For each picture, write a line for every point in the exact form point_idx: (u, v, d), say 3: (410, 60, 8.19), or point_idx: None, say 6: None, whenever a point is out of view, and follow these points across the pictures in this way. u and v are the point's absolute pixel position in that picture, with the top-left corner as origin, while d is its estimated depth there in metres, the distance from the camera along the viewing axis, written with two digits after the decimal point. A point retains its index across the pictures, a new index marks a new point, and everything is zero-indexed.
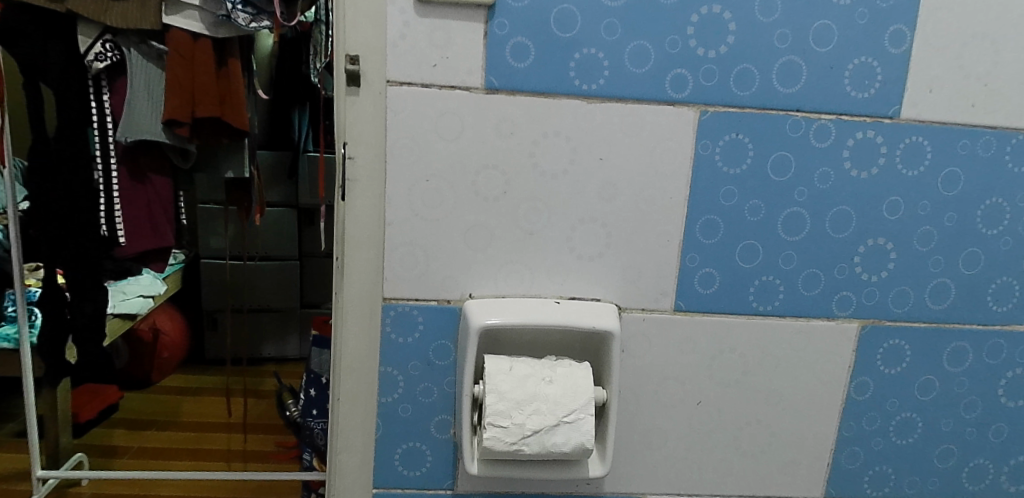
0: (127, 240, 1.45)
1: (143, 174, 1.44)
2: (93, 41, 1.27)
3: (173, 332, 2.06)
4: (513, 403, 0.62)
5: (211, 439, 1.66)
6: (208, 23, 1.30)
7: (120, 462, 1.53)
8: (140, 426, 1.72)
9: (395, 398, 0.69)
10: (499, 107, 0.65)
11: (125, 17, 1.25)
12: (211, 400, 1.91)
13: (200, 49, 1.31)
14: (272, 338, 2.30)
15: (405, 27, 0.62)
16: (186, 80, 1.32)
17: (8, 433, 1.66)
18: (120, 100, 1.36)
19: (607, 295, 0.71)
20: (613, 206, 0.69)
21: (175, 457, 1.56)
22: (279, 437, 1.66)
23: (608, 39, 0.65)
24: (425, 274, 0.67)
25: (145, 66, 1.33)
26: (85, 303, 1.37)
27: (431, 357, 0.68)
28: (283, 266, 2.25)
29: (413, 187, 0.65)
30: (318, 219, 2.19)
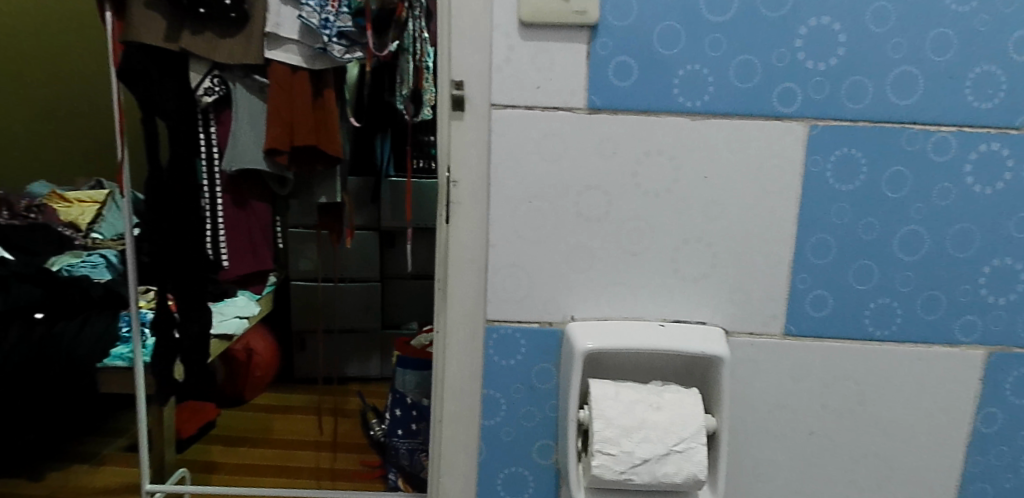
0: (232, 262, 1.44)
1: (244, 200, 1.42)
2: (202, 77, 1.23)
3: (262, 351, 1.90)
4: (621, 430, 0.60)
5: (300, 457, 1.55)
6: (305, 56, 1.24)
7: (219, 478, 1.44)
8: (236, 442, 1.63)
9: (497, 422, 0.68)
10: (603, 126, 0.64)
11: (233, 58, 1.19)
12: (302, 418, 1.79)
13: (296, 84, 1.25)
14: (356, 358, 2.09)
15: (509, 51, 0.63)
16: (286, 109, 1.27)
17: (118, 448, 1.48)
18: (225, 131, 1.34)
19: (713, 318, 0.68)
20: (718, 225, 0.66)
21: (265, 474, 1.46)
22: (364, 455, 1.52)
23: (712, 54, 0.64)
24: (526, 297, 0.66)
25: (250, 100, 1.29)
26: (192, 323, 1.25)
27: (532, 380, 0.67)
28: (364, 288, 2.04)
29: (516, 209, 0.65)
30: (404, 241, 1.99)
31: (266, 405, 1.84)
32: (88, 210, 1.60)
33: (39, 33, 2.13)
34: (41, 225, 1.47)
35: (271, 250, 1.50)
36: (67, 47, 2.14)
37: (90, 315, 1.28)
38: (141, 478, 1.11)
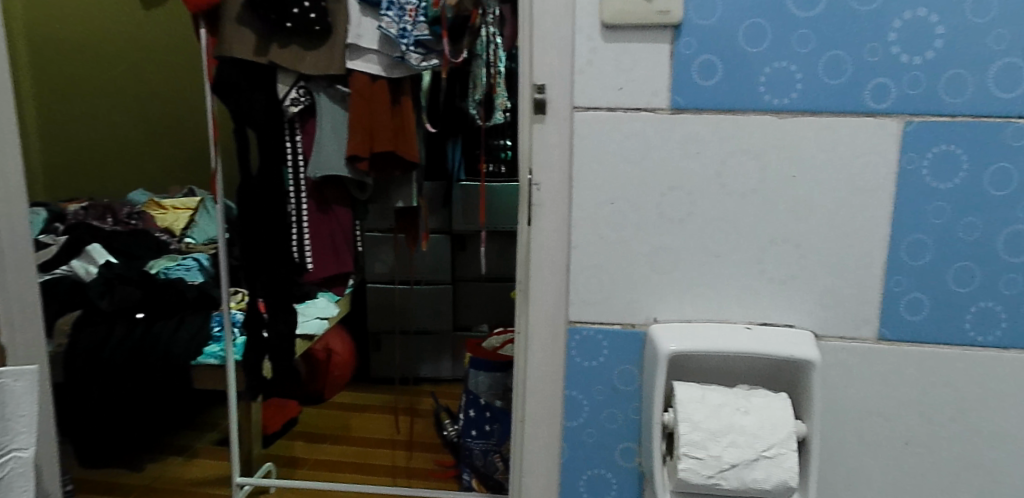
0: (313, 265, 1.22)
1: (326, 205, 1.21)
2: (288, 88, 1.12)
3: (342, 352, 1.78)
4: (708, 433, 0.60)
5: (378, 455, 1.55)
6: (385, 64, 1.10)
7: (302, 473, 1.45)
8: (317, 439, 1.62)
9: (579, 424, 0.68)
10: (686, 126, 0.64)
11: (318, 66, 1.08)
12: (379, 416, 1.77)
13: (379, 93, 1.11)
14: (428, 357, 1.93)
15: (592, 53, 0.63)
16: (366, 116, 1.11)
17: (209, 442, 1.56)
18: (311, 140, 1.17)
19: (801, 322, 0.66)
20: (806, 226, 0.65)
21: (343, 470, 1.47)
22: (438, 455, 1.54)
23: (800, 51, 0.62)
24: (608, 299, 0.66)
25: (333, 109, 1.14)
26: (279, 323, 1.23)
27: (615, 382, 0.67)
28: (437, 290, 1.88)
29: (598, 210, 0.65)
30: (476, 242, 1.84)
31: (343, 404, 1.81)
32: (182, 216, 1.68)
33: (153, 48, 2.26)
34: (141, 231, 1.58)
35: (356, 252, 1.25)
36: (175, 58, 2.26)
37: (185, 315, 1.36)
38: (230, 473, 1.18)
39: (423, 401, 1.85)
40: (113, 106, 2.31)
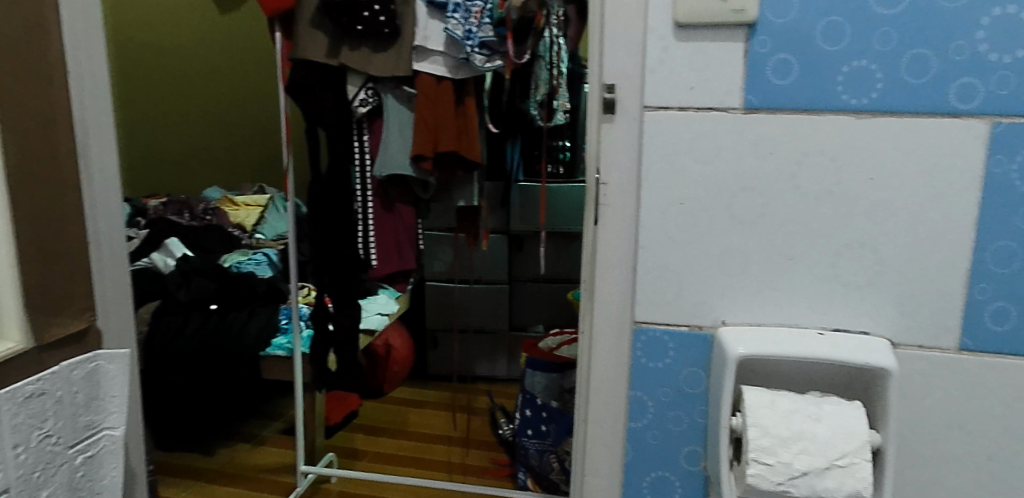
0: (377, 262, 1.22)
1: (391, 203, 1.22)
2: (357, 89, 1.15)
3: (399, 348, 1.80)
4: (779, 439, 0.58)
5: (434, 450, 1.58)
6: (450, 66, 1.12)
7: (362, 464, 1.50)
8: (376, 432, 1.66)
9: (644, 425, 0.68)
10: (759, 127, 0.63)
11: (386, 68, 1.11)
12: (436, 412, 1.79)
13: (444, 94, 1.13)
14: (483, 356, 1.92)
15: (663, 53, 0.63)
16: (431, 118, 1.14)
17: (275, 431, 1.61)
18: (378, 140, 1.19)
19: (877, 329, 0.64)
20: (884, 230, 0.62)
21: (401, 463, 1.51)
22: (494, 453, 1.55)
23: (880, 49, 0.60)
24: (676, 300, 0.66)
25: (399, 109, 1.16)
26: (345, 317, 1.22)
27: (681, 384, 0.67)
28: (494, 290, 1.86)
29: (667, 211, 0.65)
30: (535, 242, 1.82)
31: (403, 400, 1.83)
32: (252, 214, 1.77)
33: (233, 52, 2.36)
34: (216, 227, 1.65)
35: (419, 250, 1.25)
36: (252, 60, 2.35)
37: (255, 307, 1.41)
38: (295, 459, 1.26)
39: (479, 399, 1.85)
40: (197, 111, 2.41)
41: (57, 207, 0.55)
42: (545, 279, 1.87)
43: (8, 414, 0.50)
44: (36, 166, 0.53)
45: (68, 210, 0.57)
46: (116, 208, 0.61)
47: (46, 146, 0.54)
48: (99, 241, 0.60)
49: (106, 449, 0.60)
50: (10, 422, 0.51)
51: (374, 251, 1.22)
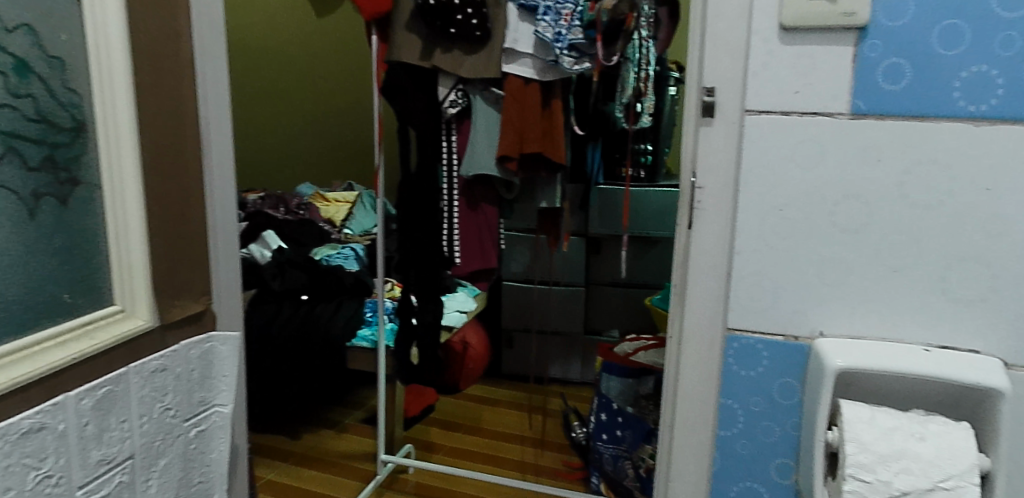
0: (460, 260, 1.25)
1: (475, 202, 1.24)
2: (448, 91, 1.18)
3: (476, 345, 1.63)
4: (878, 457, 0.56)
5: (507, 448, 1.59)
6: (538, 68, 1.13)
7: (437, 457, 1.54)
8: (451, 427, 1.70)
9: (733, 433, 0.67)
10: (866, 133, 0.59)
11: (476, 71, 1.13)
12: (509, 411, 1.81)
13: (531, 96, 1.14)
14: (557, 358, 1.92)
15: (767, 56, 0.61)
16: (518, 119, 1.15)
17: (355, 419, 1.67)
18: (465, 141, 1.22)
19: (990, 350, 0.59)
20: (1003, 244, 0.58)
21: (474, 459, 1.53)
22: (567, 456, 1.56)
23: (1004, 54, 0.56)
24: (771, 308, 0.64)
25: (488, 112, 1.18)
26: (428, 311, 1.27)
27: (774, 395, 0.65)
28: (571, 292, 1.85)
29: (765, 217, 0.63)
30: (613, 246, 1.81)
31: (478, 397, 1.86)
32: (342, 208, 1.84)
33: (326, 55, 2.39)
34: (308, 221, 1.73)
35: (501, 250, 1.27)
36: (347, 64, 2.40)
37: (343, 299, 1.47)
38: (377, 446, 1.32)
39: (553, 402, 1.85)
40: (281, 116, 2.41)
41: (183, 199, 0.59)
42: (623, 284, 1.85)
43: (137, 385, 0.55)
44: (167, 159, 0.57)
45: (193, 202, 0.60)
46: (232, 201, 0.65)
47: (176, 141, 0.58)
48: (217, 229, 0.63)
49: (217, 424, 0.64)
50: (138, 394, 0.55)
51: (458, 248, 1.25)
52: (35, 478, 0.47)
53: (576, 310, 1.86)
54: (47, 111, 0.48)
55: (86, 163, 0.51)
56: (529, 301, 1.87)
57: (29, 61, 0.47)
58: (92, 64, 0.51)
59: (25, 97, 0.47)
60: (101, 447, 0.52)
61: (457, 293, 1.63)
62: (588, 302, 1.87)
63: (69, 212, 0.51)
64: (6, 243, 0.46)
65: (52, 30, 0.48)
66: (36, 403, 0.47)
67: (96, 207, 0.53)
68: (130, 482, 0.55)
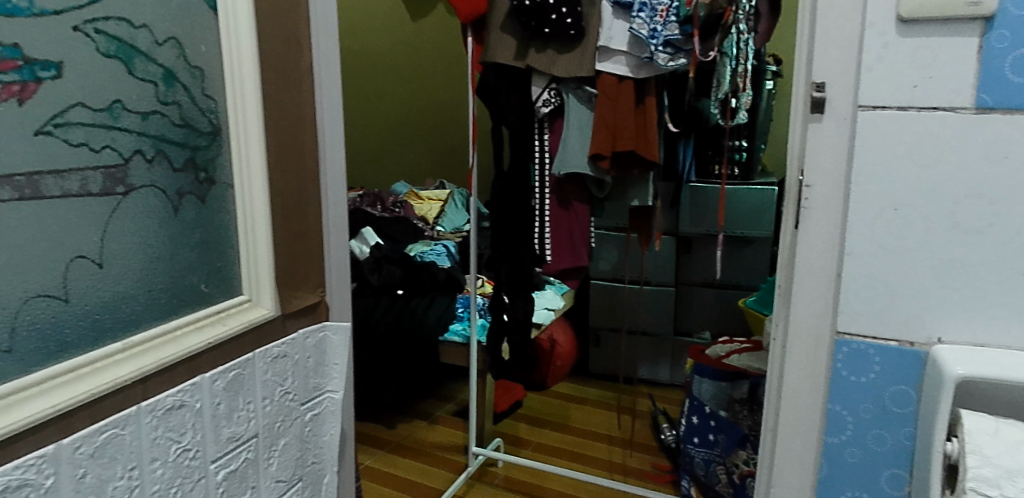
0: (551, 257, 1.26)
1: (567, 201, 1.24)
2: (540, 90, 1.18)
3: (563, 343, 1.63)
4: (1005, 471, 0.50)
5: (594, 447, 1.59)
6: (632, 65, 1.12)
7: (526, 453, 1.56)
8: (539, 423, 1.71)
9: (840, 441, 0.64)
10: (994, 128, 0.54)
11: (570, 70, 1.13)
12: (596, 410, 1.80)
13: (625, 93, 1.13)
14: (645, 359, 1.89)
15: (882, 50, 0.56)
16: (611, 118, 1.15)
17: (447, 412, 1.71)
18: (558, 139, 1.22)
19: None
20: None
21: (562, 456, 1.54)
22: (656, 458, 1.53)
23: None
24: (884, 313, 0.60)
25: (580, 111, 1.18)
26: (519, 308, 1.28)
27: (885, 403, 0.61)
28: (661, 292, 1.81)
29: (879, 216, 0.58)
30: (705, 246, 1.77)
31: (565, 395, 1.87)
32: (434, 207, 1.90)
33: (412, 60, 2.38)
34: (403, 218, 1.80)
35: (592, 247, 1.26)
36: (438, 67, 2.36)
37: (436, 294, 1.52)
38: (469, 439, 1.36)
39: (641, 403, 1.82)
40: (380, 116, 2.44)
41: (301, 198, 0.63)
42: (715, 285, 1.80)
43: (261, 370, 0.59)
44: (288, 160, 0.61)
45: (310, 200, 0.65)
46: (342, 200, 0.69)
47: (296, 142, 0.62)
48: (330, 227, 0.67)
49: (328, 409, 0.68)
50: (261, 378, 0.59)
51: (549, 246, 1.25)
52: (176, 450, 0.51)
53: (666, 311, 1.83)
54: (189, 116, 0.53)
55: (221, 164, 0.56)
56: (617, 301, 1.85)
57: (176, 71, 0.51)
58: (226, 73, 0.55)
59: (173, 104, 0.51)
60: (231, 425, 0.56)
61: (546, 291, 1.64)
62: (678, 303, 1.83)
63: (206, 209, 0.55)
64: (156, 237, 0.51)
65: (194, 42, 0.53)
66: (178, 382, 0.52)
67: (228, 205, 0.57)
68: (255, 459, 0.59)
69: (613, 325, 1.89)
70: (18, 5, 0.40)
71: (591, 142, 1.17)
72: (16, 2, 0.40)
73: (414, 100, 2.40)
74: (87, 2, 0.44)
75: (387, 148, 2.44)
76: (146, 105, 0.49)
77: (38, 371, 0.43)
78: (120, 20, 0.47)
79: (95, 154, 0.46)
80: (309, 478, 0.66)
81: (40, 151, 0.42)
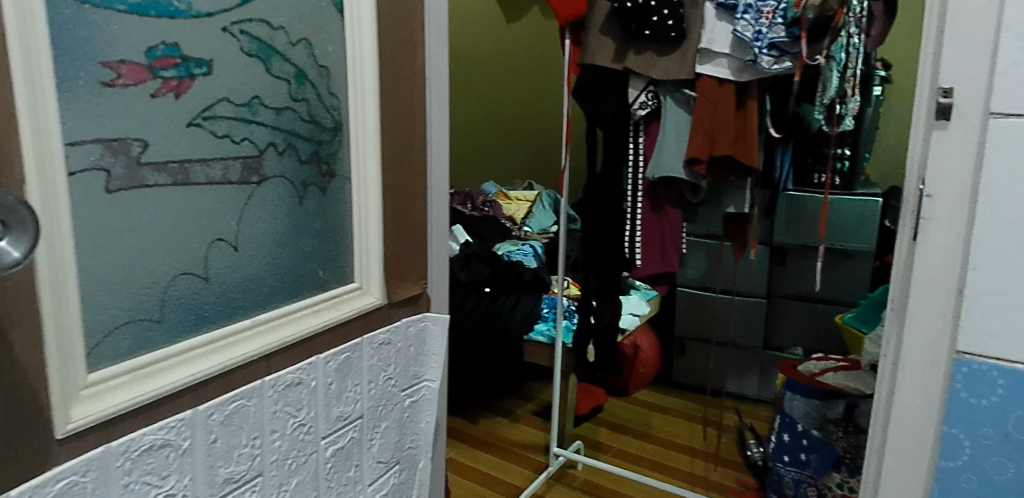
0: (641, 262, 1.25)
1: (660, 205, 1.23)
2: (637, 92, 1.17)
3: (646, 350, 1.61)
4: None
5: (676, 458, 1.56)
6: (734, 68, 1.10)
7: (606, 457, 1.55)
8: (620, 429, 1.70)
9: (956, 466, 0.59)
10: None
11: (669, 71, 1.12)
12: (678, 420, 1.77)
13: (725, 96, 1.11)
14: (732, 371, 1.83)
15: (1021, 54, 0.52)
16: (709, 122, 1.13)
17: (528, 411, 1.73)
18: (653, 143, 1.20)
19: None
20: None
21: (642, 465, 1.52)
22: (741, 474, 1.48)
23: None
24: (1010, 333, 0.55)
25: (678, 114, 1.16)
26: (606, 312, 1.27)
27: (1009, 429, 0.57)
28: (751, 304, 1.75)
29: (1008, 230, 0.54)
30: (800, 258, 1.70)
31: (646, 403, 1.85)
32: (523, 207, 1.91)
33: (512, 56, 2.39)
34: (492, 217, 1.83)
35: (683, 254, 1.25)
36: (538, 65, 2.36)
37: (522, 294, 1.54)
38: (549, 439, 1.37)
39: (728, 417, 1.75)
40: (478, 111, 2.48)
41: (409, 192, 0.66)
42: (808, 299, 1.73)
43: (368, 355, 0.62)
44: (398, 157, 0.64)
45: (417, 195, 0.67)
46: (446, 195, 0.71)
47: (407, 139, 0.65)
48: (432, 221, 0.70)
49: (426, 397, 0.71)
50: (368, 362, 0.62)
51: (639, 249, 1.24)
52: (292, 424, 0.55)
53: (756, 323, 1.77)
54: (315, 113, 0.56)
55: (340, 158, 0.59)
56: (704, 311, 1.81)
57: (306, 71, 0.55)
58: (349, 72, 0.58)
59: (302, 101, 0.55)
60: (340, 405, 0.59)
61: (631, 296, 1.62)
62: (768, 316, 1.77)
63: (327, 200, 0.58)
64: (283, 224, 0.55)
65: (323, 42, 0.56)
66: (295, 361, 0.55)
67: (345, 197, 0.60)
68: (359, 439, 0.62)
69: (699, 334, 1.84)
70: (178, 7, 0.44)
71: (687, 146, 1.15)
72: (177, 5, 0.44)
73: (511, 97, 2.42)
74: (237, 4, 0.48)
75: (482, 143, 2.49)
76: (280, 101, 0.53)
77: (181, 342, 0.47)
78: (261, 21, 0.50)
79: (236, 145, 0.50)
80: (405, 462, 0.69)
81: (190, 141, 0.46)
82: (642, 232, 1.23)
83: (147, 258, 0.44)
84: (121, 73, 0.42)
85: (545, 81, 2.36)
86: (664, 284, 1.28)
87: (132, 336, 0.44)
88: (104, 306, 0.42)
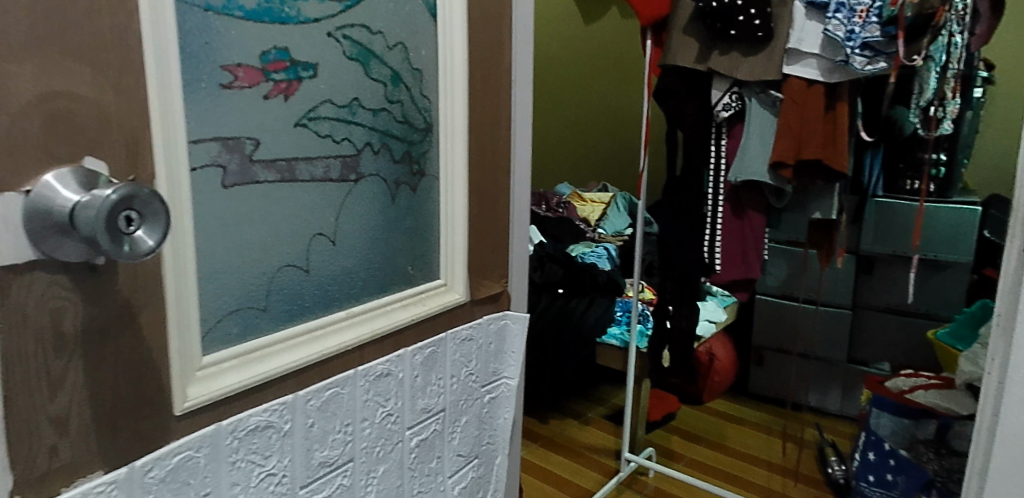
0: (720, 267, 1.22)
1: (742, 210, 1.20)
2: (721, 94, 1.14)
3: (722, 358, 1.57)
4: None
5: (751, 471, 1.51)
6: (824, 68, 1.06)
7: (678, 465, 1.53)
8: (692, 438, 1.66)
9: None
10: None
11: (755, 73, 1.08)
12: (754, 432, 1.71)
13: (814, 98, 1.07)
14: (813, 384, 1.76)
15: None
16: (796, 125, 1.09)
17: (599, 414, 1.72)
18: (735, 146, 1.17)
19: None
20: None
21: (716, 476, 1.48)
22: (821, 491, 1.43)
23: None
24: None
25: (763, 116, 1.12)
26: (683, 316, 1.26)
27: None
28: (836, 315, 1.68)
29: None
30: (890, 268, 1.61)
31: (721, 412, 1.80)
32: (597, 209, 1.90)
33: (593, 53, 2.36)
34: (567, 219, 1.83)
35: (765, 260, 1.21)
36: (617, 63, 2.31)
37: (596, 297, 1.54)
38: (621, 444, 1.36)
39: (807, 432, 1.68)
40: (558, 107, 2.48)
41: (493, 192, 0.67)
42: (898, 311, 1.63)
43: (451, 350, 0.64)
44: (483, 157, 0.65)
45: (501, 194, 0.68)
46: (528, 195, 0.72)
47: (492, 140, 0.66)
48: (515, 220, 0.71)
49: (504, 394, 0.72)
50: (451, 356, 0.64)
51: (718, 254, 1.22)
52: (381, 413, 0.57)
53: (840, 335, 1.69)
54: (408, 114, 0.58)
55: (430, 158, 0.60)
56: (784, 320, 1.74)
57: (401, 74, 0.57)
58: (441, 74, 0.60)
59: (397, 102, 0.57)
60: (425, 397, 0.62)
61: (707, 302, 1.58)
62: (854, 327, 1.69)
63: (418, 198, 0.60)
64: (377, 221, 0.57)
65: (416, 45, 0.57)
66: (384, 352, 0.58)
67: (434, 195, 0.62)
68: (441, 431, 0.64)
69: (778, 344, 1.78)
70: (289, 14, 0.47)
71: (772, 150, 1.11)
72: (287, 11, 0.47)
73: (590, 96, 2.40)
74: (340, 10, 0.51)
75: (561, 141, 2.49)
76: (377, 102, 0.55)
77: (284, 330, 0.50)
78: (361, 27, 0.53)
79: (337, 145, 0.52)
80: (483, 457, 0.71)
81: (297, 140, 0.49)
82: (722, 236, 1.21)
83: (258, 250, 0.47)
84: (237, 76, 0.44)
85: (624, 79, 2.31)
86: (744, 290, 1.25)
87: (241, 322, 0.47)
88: (218, 293, 0.45)
